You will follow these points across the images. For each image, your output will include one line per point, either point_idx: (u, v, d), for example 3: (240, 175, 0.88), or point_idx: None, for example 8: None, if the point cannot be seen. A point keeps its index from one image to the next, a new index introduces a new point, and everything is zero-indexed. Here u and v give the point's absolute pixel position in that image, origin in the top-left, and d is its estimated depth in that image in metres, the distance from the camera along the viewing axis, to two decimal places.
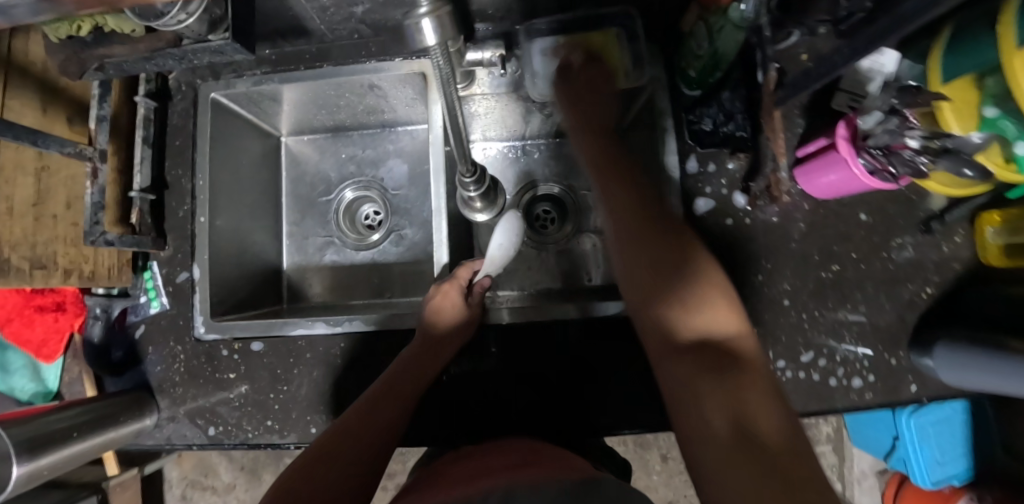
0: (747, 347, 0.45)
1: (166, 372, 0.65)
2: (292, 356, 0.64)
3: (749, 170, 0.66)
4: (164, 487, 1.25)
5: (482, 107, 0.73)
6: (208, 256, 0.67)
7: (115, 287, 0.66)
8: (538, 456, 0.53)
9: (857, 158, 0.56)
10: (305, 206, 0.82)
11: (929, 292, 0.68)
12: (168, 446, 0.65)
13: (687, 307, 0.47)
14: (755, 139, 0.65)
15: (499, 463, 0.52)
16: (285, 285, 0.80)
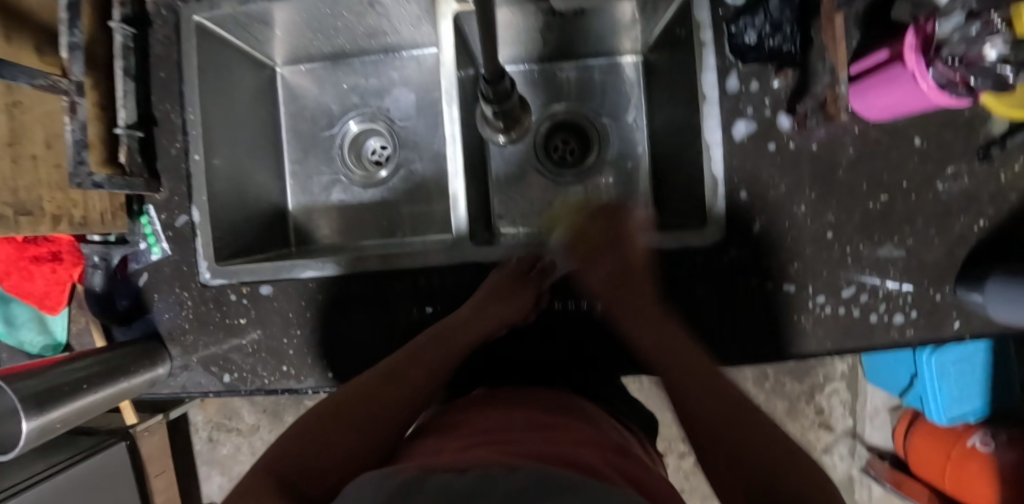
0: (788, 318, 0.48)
1: (175, 319, 0.63)
2: (303, 299, 0.61)
3: (795, 88, 0.59)
4: (190, 430, 1.27)
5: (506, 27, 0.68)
6: (207, 198, 0.62)
7: (111, 235, 0.62)
8: (561, 421, 0.49)
9: (925, 71, 0.49)
10: (308, 143, 0.76)
11: (981, 224, 0.63)
12: (184, 393, 0.64)
13: None
14: (804, 55, 0.57)
15: (522, 420, 0.48)
16: (292, 226, 0.76)
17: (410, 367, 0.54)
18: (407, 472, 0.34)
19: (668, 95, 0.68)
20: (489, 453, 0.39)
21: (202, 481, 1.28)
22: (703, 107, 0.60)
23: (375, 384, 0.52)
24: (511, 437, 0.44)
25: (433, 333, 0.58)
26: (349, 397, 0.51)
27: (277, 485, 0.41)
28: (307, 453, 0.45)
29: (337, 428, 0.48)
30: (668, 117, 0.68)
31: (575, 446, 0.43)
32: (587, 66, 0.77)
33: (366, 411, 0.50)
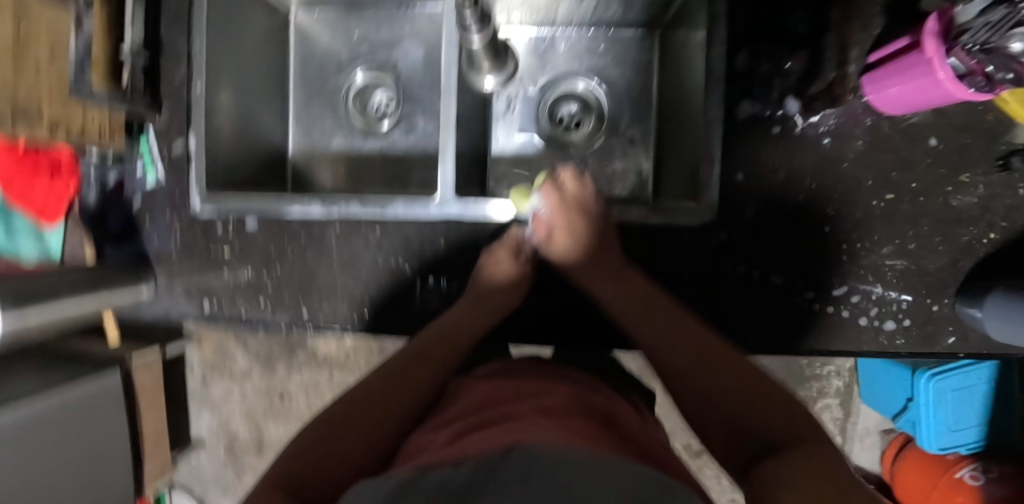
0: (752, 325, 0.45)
1: (163, 244, 0.64)
2: (288, 236, 0.62)
3: (807, 69, 0.57)
4: (184, 369, 1.29)
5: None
6: (205, 125, 0.61)
7: (109, 153, 0.62)
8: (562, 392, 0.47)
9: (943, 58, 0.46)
10: (314, 88, 0.76)
11: (992, 237, 0.60)
12: (165, 317, 0.65)
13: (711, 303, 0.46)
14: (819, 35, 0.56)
15: (511, 391, 0.47)
16: (290, 169, 0.77)
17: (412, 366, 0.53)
18: (397, 472, 0.33)
19: (679, 72, 0.66)
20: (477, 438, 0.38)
21: (191, 419, 1.31)
22: (710, 80, 0.56)
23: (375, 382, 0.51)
24: (499, 412, 0.43)
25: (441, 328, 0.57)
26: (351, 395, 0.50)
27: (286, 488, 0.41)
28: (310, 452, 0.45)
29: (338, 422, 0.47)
30: (677, 95, 0.67)
31: (563, 418, 0.41)
32: (612, 36, 0.73)
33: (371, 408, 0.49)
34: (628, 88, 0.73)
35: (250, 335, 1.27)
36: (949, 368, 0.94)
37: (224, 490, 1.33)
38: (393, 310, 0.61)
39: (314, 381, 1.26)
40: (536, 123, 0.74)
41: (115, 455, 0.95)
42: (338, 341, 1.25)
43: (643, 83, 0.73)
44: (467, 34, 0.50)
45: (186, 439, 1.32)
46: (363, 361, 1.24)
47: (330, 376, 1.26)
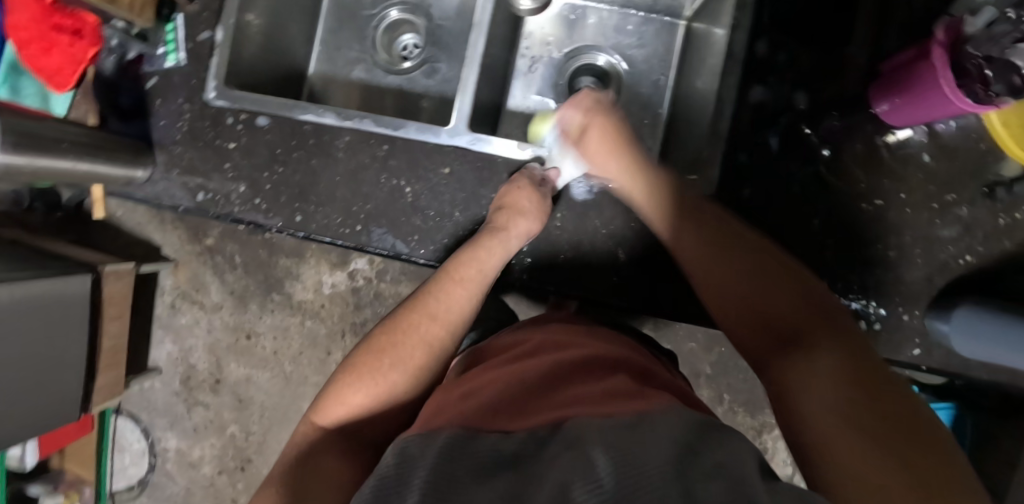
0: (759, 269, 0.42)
1: (169, 128, 0.64)
2: (295, 140, 0.63)
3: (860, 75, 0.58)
4: (156, 291, 1.26)
5: None
6: (235, 22, 0.63)
7: (135, 27, 0.62)
8: (593, 345, 0.49)
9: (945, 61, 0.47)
10: (345, 16, 0.78)
11: (968, 260, 0.63)
12: (155, 203, 0.65)
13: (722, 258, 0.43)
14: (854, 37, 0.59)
15: (550, 343, 0.50)
16: (307, 89, 0.77)
17: (444, 299, 0.50)
18: (447, 434, 0.36)
19: (699, 59, 0.69)
20: (512, 401, 0.41)
21: (152, 345, 1.28)
22: (727, 60, 0.59)
23: (404, 318, 0.49)
24: (529, 373, 0.45)
25: (463, 252, 0.55)
26: (384, 334, 0.48)
27: (352, 451, 0.42)
28: (360, 403, 0.45)
29: (376, 365, 0.46)
30: (694, 79, 0.69)
31: (590, 373, 0.44)
32: (644, 20, 0.75)
33: (413, 354, 0.47)
34: (648, 70, 0.75)
35: (228, 269, 1.23)
36: None
37: (172, 423, 1.29)
38: (386, 230, 0.62)
39: (284, 325, 1.24)
40: (553, 88, 0.76)
41: (72, 355, 0.93)
42: (315, 289, 1.22)
43: (664, 69, 0.75)
44: None
45: (142, 364, 1.28)
46: (337, 312, 1.22)
47: (301, 322, 1.24)
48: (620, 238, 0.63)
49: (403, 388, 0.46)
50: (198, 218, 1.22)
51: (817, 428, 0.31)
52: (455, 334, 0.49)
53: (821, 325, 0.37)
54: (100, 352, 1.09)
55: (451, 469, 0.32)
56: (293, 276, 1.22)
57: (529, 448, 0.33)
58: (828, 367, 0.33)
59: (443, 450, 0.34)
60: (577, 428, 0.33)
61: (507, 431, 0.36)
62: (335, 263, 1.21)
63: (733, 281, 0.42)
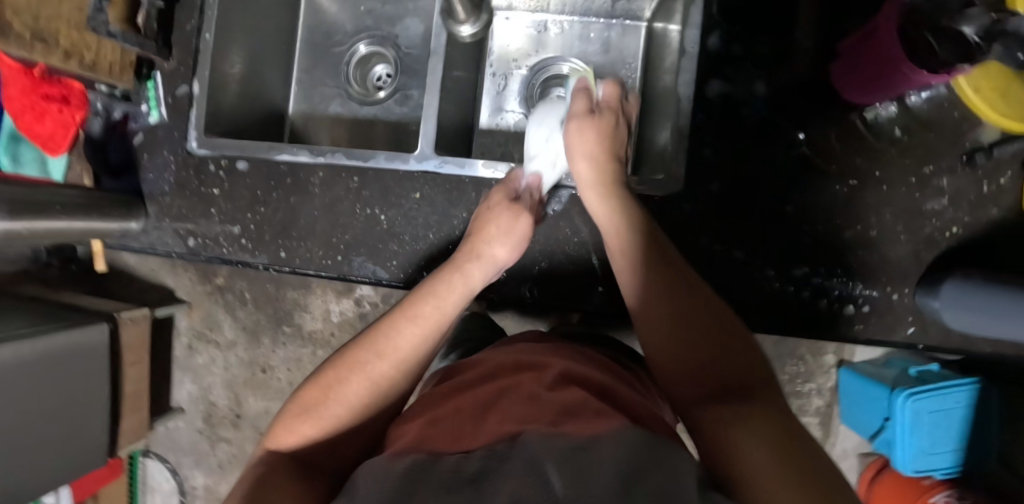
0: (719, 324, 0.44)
1: (158, 181, 0.67)
2: (274, 180, 0.66)
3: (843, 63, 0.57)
4: (172, 334, 1.31)
5: None
6: (210, 74, 0.66)
7: (118, 89, 0.66)
8: (552, 366, 0.49)
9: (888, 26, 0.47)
10: (318, 55, 0.81)
11: (954, 231, 0.61)
12: (150, 252, 0.68)
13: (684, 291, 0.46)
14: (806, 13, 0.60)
15: (508, 366, 0.51)
16: (288, 128, 0.80)
17: (395, 336, 0.49)
18: (410, 456, 0.39)
19: (661, 58, 0.70)
20: (462, 423, 0.42)
21: (173, 386, 1.32)
22: (681, 59, 0.60)
23: (352, 354, 0.49)
24: (489, 393, 0.47)
25: (424, 285, 0.53)
26: (333, 371, 0.48)
27: (300, 474, 0.44)
28: (309, 433, 0.46)
29: (322, 403, 0.47)
30: (658, 79, 0.70)
31: (538, 391, 0.45)
32: (606, 25, 0.77)
33: (357, 392, 0.47)
34: (615, 75, 0.76)
35: (239, 306, 1.27)
36: (927, 388, 0.98)
37: (197, 460, 1.33)
38: (368, 257, 0.64)
39: (297, 356, 1.27)
40: (524, 102, 0.77)
41: (94, 403, 0.97)
42: (324, 318, 1.25)
43: (631, 72, 0.76)
44: None
45: (165, 405, 1.32)
46: (347, 339, 1.25)
47: (313, 352, 1.26)
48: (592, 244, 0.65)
49: (347, 423, 0.47)
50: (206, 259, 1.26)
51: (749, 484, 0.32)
52: (406, 371, 0.49)
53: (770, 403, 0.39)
54: (122, 397, 1.13)
55: (413, 486, 0.35)
56: (302, 307, 1.25)
57: (491, 463, 0.36)
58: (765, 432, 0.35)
59: (405, 472, 0.37)
60: (532, 444, 0.36)
61: (467, 450, 0.39)
62: (340, 290, 1.24)
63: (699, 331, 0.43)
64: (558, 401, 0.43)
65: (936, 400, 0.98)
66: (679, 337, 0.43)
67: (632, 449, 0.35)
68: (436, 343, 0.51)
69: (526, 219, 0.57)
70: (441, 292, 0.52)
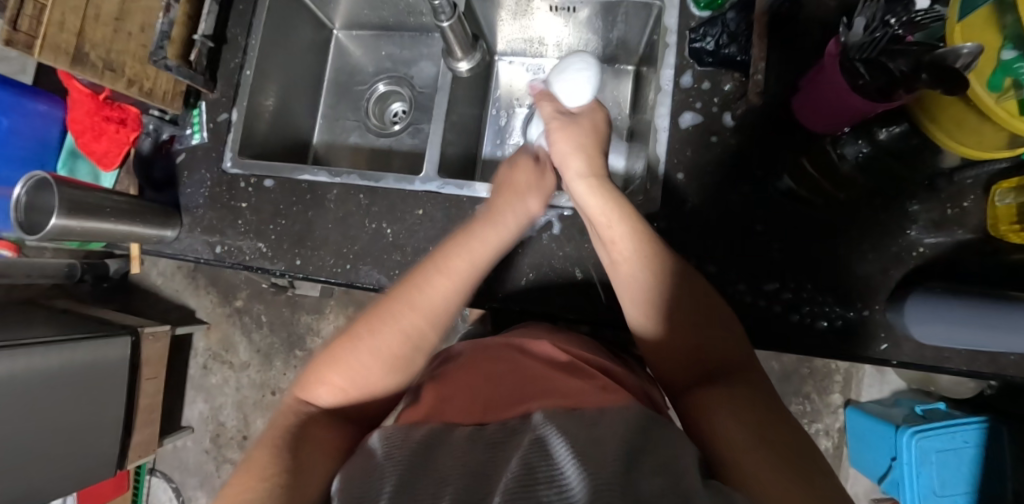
0: (713, 314, 0.52)
1: (193, 195, 0.76)
2: (295, 196, 0.73)
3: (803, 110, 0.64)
4: (190, 353, 1.37)
5: (524, 19, 0.81)
6: (247, 104, 0.76)
7: (167, 113, 0.76)
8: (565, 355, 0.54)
9: None
10: (343, 92, 0.91)
11: (920, 251, 0.66)
12: (181, 257, 0.75)
13: (680, 289, 0.54)
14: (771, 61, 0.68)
15: (514, 344, 0.56)
16: (312, 154, 0.89)
17: (427, 288, 0.55)
18: (426, 425, 0.43)
19: (645, 94, 0.78)
20: (490, 396, 0.47)
21: (185, 404, 1.36)
22: (658, 95, 0.70)
23: (386, 305, 0.55)
24: (494, 368, 0.51)
25: (453, 240, 0.60)
26: (370, 318, 0.54)
27: (335, 427, 0.49)
28: (342, 384, 0.51)
29: (357, 348, 0.52)
30: (643, 113, 0.78)
31: (543, 372, 0.50)
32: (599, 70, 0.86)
33: (393, 340, 0.53)
34: None
35: (255, 328, 1.34)
36: (932, 427, 1.03)
37: (202, 481, 1.35)
38: (374, 263, 0.70)
39: None
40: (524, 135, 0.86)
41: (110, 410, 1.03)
42: None
43: (621, 109, 0.84)
44: (438, 21, 0.67)
45: (176, 423, 1.37)
46: None
47: None
48: (576, 258, 0.68)
49: (377, 374, 0.52)
50: (228, 282, 1.35)
51: (729, 448, 0.40)
52: (435, 322, 0.55)
53: (743, 365, 0.49)
54: (137, 410, 1.19)
55: (433, 451, 0.40)
56: (315, 331, 1.31)
57: (503, 434, 0.41)
58: (740, 399, 0.44)
59: (423, 439, 0.41)
60: (542, 421, 0.40)
61: (481, 424, 0.43)
62: (352, 315, 1.30)
63: (693, 316, 0.52)
64: (561, 383, 0.47)
65: (943, 439, 1.03)
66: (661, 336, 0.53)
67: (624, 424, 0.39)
68: (465, 294, 0.58)
69: (551, 181, 0.67)
70: (469, 243, 0.59)
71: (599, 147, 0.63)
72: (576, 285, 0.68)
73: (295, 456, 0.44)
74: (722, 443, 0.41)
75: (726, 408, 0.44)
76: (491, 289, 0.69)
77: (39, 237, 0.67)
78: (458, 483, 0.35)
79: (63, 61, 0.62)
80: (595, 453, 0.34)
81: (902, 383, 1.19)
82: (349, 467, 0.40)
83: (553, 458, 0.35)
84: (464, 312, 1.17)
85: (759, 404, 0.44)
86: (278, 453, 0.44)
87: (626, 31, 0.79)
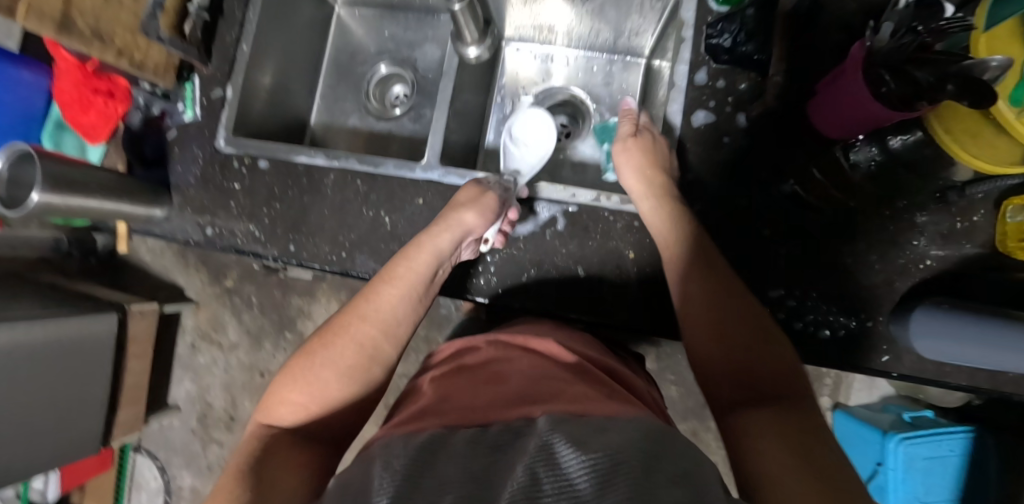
0: (764, 332, 0.50)
1: (184, 173, 0.73)
2: (291, 179, 0.71)
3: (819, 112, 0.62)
4: (177, 332, 1.35)
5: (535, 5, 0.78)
6: (242, 81, 0.73)
7: (158, 88, 0.73)
8: (558, 355, 0.53)
9: None
10: (343, 72, 0.88)
11: (927, 264, 0.65)
12: (169, 238, 0.73)
13: (731, 305, 0.52)
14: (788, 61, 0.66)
15: (515, 347, 0.55)
16: (309, 136, 0.86)
17: (371, 298, 0.56)
18: (425, 432, 0.42)
19: (656, 89, 0.76)
20: (505, 403, 0.45)
21: (172, 383, 1.35)
22: (670, 91, 0.68)
23: (338, 322, 0.55)
24: (498, 370, 0.50)
25: (399, 254, 0.60)
26: (322, 337, 0.54)
27: (299, 446, 0.48)
28: (302, 404, 0.50)
29: (310, 366, 0.52)
30: (653, 109, 0.75)
31: (546, 374, 0.48)
32: (608, 61, 0.83)
33: (343, 353, 0.53)
34: (610, 106, 0.82)
35: (245, 309, 1.32)
36: (920, 434, 1.04)
37: (187, 460, 1.34)
38: (370, 253, 0.68)
39: None
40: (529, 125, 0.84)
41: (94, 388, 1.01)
42: None
43: (629, 104, 0.82)
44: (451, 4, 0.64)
45: (162, 402, 1.35)
46: None
47: None
48: (579, 256, 0.66)
49: (334, 389, 0.51)
50: (218, 261, 1.32)
51: (767, 466, 0.38)
52: (384, 330, 0.55)
53: (791, 383, 0.46)
54: (123, 388, 1.17)
55: (432, 457, 0.38)
56: (306, 314, 1.29)
57: (507, 438, 0.39)
58: (785, 417, 0.42)
59: (423, 444, 0.40)
60: (546, 423, 0.39)
61: (484, 425, 0.42)
62: (344, 300, 1.28)
63: (745, 332, 0.50)
64: (562, 388, 0.46)
65: (930, 447, 1.04)
66: (717, 350, 0.50)
67: (636, 433, 0.38)
68: (414, 301, 0.58)
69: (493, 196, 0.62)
70: (413, 254, 0.59)
71: (660, 165, 0.64)
72: (578, 283, 0.66)
73: (257, 476, 0.44)
74: (759, 461, 0.39)
75: (770, 425, 0.41)
76: (491, 283, 0.67)
77: (18, 214, 0.66)
78: (457, 490, 0.34)
79: (48, 27, 0.59)
80: (603, 463, 0.33)
81: (891, 390, 1.19)
82: (347, 474, 0.39)
83: (558, 463, 0.34)
84: (459, 302, 1.16)
85: (805, 422, 0.41)
86: (244, 479, 0.43)
87: (640, 22, 0.76)
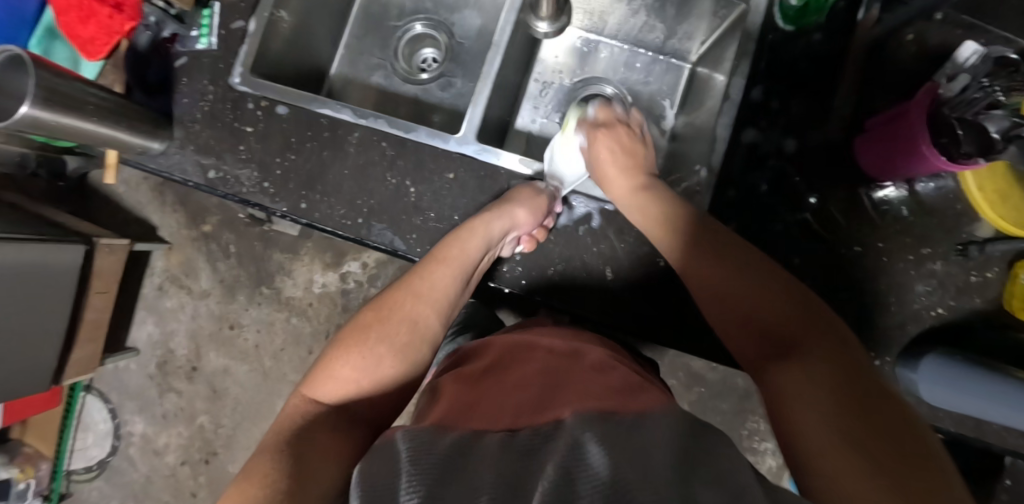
0: (772, 288, 0.45)
1: (191, 107, 0.67)
2: (311, 131, 0.66)
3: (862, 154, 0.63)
4: (145, 272, 1.27)
5: None
6: (268, 16, 0.67)
7: (173, 7, 0.65)
8: (594, 355, 0.51)
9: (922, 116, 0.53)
10: (372, 25, 0.82)
11: (940, 312, 0.64)
12: (166, 175, 0.66)
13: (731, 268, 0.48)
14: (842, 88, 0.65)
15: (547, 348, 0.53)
16: (326, 87, 0.81)
17: (427, 277, 0.56)
18: (452, 434, 0.39)
19: (699, 95, 0.73)
20: (533, 398, 0.43)
21: (134, 325, 1.27)
22: (722, 103, 0.64)
23: (391, 298, 0.54)
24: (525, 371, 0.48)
25: (451, 235, 0.59)
26: (373, 312, 0.53)
27: (341, 426, 0.45)
28: (352, 380, 0.48)
29: (364, 340, 0.51)
30: (693, 115, 0.73)
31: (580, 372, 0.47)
32: (652, 60, 0.80)
33: (398, 330, 0.52)
34: (645, 105, 0.80)
35: (221, 257, 1.24)
36: None
37: (141, 407, 1.27)
38: (388, 223, 0.64)
39: (268, 320, 1.24)
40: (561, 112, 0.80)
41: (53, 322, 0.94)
42: (306, 288, 1.23)
43: (666, 106, 0.80)
44: None
45: (120, 343, 1.27)
46: (324, 312, 1.22)
47: (287, 318, 1.23)
48: (608, 256, 0.63)
49: (383, 365, 0.49)
50: (200, 203, 1.24)
51: (804, 440, 0.33)
52: (438, 310, 0.55)
53: (815, 333, 0.41)
54: (82, 323, 1.09)
55: (458, 462, 0.35)
56: (286, 271, 1.23)
57: (538, 440, 0.37)
58: (817, 371, 0.37)
59: (448, 448, 0.37)
60: (576, 423, 0.36)
61: (513, 430, 0.39)
62: (328, 262, 1.23)
63: (751, 291, 0.46)
64: (598, 383, 0.44)
65: None
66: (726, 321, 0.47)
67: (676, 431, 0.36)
68: (465, 284, 0.57)
69: (546, 196, 0.63)
70: (467, 237, 0.58)
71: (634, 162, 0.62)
72: (599, 283, 0.63)
73: (299, 455, 0.40)
74: (793, 433, 0.34)
75: (795, 390, 0.37)
76: (514, 273, 0.64)
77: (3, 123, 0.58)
78: (491, 490, 0.31)
79: None
80: (640, 461, 0.30)
81: None
82: (367, 467, 0.36)
83: (588, 461, 0.31)
84: None
85: (840, 379, 0.36)
86: (286, 457, 0.40)
87: (693, 26, 0.74)
